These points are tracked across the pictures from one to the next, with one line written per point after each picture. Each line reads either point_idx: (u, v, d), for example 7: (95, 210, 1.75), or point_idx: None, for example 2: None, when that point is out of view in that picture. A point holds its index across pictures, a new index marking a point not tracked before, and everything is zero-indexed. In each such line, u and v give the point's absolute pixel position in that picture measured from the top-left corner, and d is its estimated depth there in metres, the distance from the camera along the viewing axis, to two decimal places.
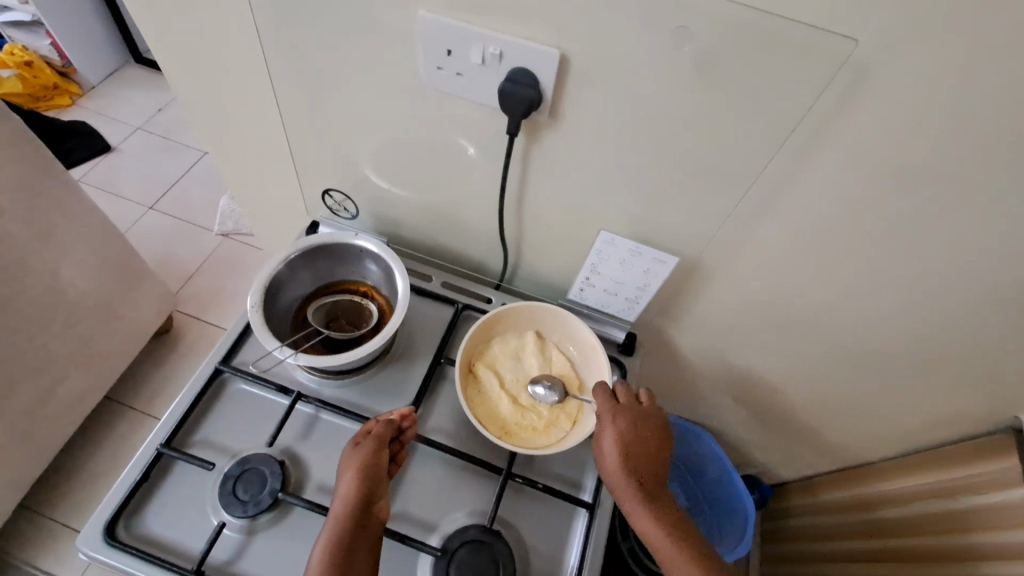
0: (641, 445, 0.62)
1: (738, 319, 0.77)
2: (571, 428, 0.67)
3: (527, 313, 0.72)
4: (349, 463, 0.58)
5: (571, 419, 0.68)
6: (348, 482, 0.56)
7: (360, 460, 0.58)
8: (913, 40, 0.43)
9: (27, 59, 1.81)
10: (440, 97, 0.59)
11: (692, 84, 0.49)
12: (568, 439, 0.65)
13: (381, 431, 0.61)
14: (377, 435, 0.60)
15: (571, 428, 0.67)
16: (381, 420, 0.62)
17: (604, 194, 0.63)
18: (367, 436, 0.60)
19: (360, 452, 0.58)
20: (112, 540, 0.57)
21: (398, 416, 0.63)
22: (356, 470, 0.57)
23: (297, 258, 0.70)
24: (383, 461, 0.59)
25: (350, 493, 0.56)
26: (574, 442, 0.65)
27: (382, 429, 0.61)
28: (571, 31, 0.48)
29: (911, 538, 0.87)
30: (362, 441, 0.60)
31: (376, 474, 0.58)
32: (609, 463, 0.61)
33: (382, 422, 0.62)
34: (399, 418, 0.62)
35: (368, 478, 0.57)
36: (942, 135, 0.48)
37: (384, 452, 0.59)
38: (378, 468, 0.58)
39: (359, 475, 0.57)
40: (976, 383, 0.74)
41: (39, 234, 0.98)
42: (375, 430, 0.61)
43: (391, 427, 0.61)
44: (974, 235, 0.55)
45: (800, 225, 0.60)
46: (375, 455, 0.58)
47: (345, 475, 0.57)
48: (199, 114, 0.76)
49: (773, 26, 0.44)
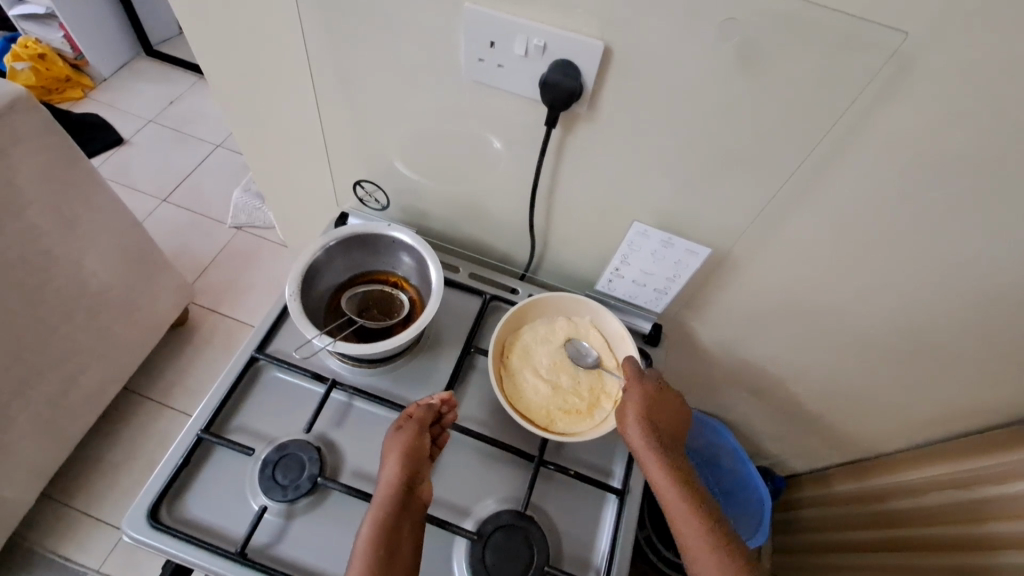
0: (664, 414, 0.65)
1: (761, 312, 0.78)
2: (614, 407, 0.68)
3: (555, 303, 0.74)
4: (392, 446, 0.59)
5: (612, 398, 0.69)
6: (392, 464, 0.58)
7: (402, 444, 0.59)
8: (963, 35, 0.43)
9: (40, 51, 1.82)
10: (478, 90, 0.60)
11: (737, 75, 0.50)
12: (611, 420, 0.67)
13: (421, 415, 0.62)
14: (418, 419, 0.61)
15: (614, 407, 0.69)
16: (421, 404, 0.63)
17: (636, 187, 0.64)
18: (408, 419, 0.61)
19: (402, 436, 0.60)
20: (156, 522, 0.58)
21: (439, 400, 0.63)
22: (399, 452, 0.58)
23: (335, 246, 0.71)
24: (424, 445, 0.60)
25: (393, 475, 0.57)
26: (619, 421, 0.66)
27: (423, 413, 0.62)
28: (616, 24, 0.49)
29: (922, 528, 0.89)
30: (404, 425, 0.61)
31: (418, 457, 0.59)
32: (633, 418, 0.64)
33: (423, 406, 0.63)
34: (440, 402, 0.63)
35: (410, 461, 0.58)
36: (985, 131, 0.48)
37: (425, 436, 0.60)
38: (420, 452, 0.59)
39: (402, 458, 0.58)
40: (1000, 379, 0.75)
41: (64, 224, 0.99)
42: (416, 414, 0.62)
43: (432, 411, 0.62)
44: (1007, 233, 0.56)
45: (833, 220, 0.61)
46: (416, 439, 0.60)
47: (389, 457, 0.58)
48: (234, 104, 0.77)
49: (821, 18, 0.45)
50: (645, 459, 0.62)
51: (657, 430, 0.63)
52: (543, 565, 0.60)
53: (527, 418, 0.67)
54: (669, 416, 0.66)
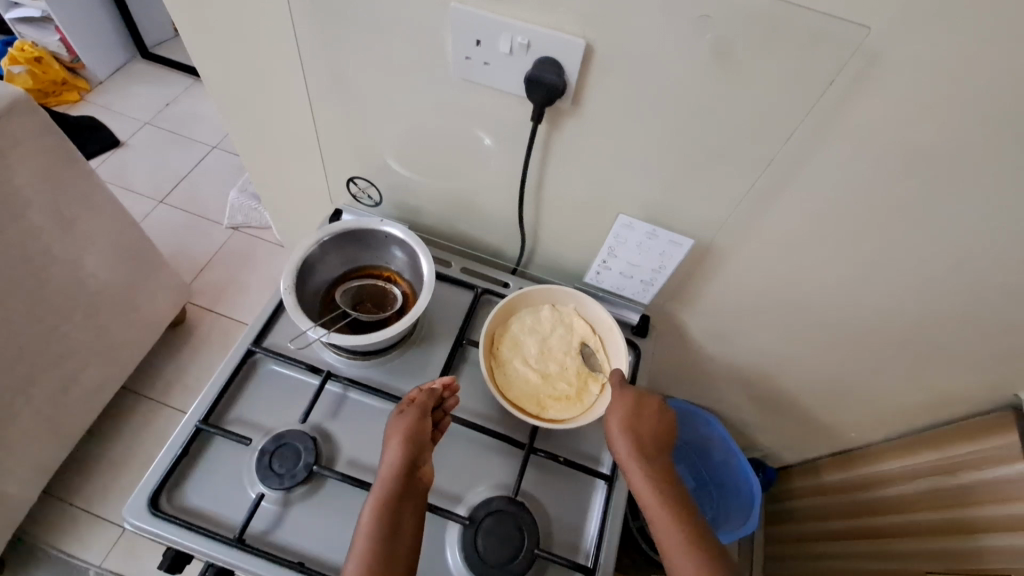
0: (648, 424, 0.66)
1: (746, 304, 0.80)
2: (601, 392, 0.71)
3: (543, 295, 0.76)
4: (395, 430, 0.61)
5: (599, 383, 0.71)
6: (395, 448, 0.59)
7: (404, 427, 0.60)
8: (925, 30, 0.45)
9: (37, 55, 1.82)
10: (466, 87, 0.62)
11: (712, 71, 0.52)
12: (598, 407, 0.69)
13: (424, 400, 0.63)
14: (420, 404, 0.63)
15: (601, 391, 0.71)
16: (424, 390, 0.64)
17: (622, 181, 0.66)
18: (410, 404, 0.63)
19: (405, 420, 0.61)
20: (156, 510, 0.60)
21: (441, 386, 0.65)
22: (402, 436, 0.60)
23: (329, 241, 0.73)
24: (426, 429, 0.61)
25: (396, 458, 0.58)
26: (606, 407, 0.69)
27: (426, 398, 0.63)
28: (596, 23, 0.51)
29: (911, 514, 0.90)
30: (407, 409, 0.62)
31: (420, 441, 0.60)
32: (615, 419, 0.65)
33: (426, 391, 0.64)
34: (442, 388, 0.65)
35: (412, 444, 0.59)
36: (950, 122, 0.51)
37: (427, 420, 0.62)
38: (421, 435, 0.61)
39: (405, 442, 0.59)
40: (978, 366, 0.77)
41: (63, 223, 1.01)
42: (418, 399, 0.63)
43: (434, 397, 0.64)
44: (978, 221, 0.58)
45: (810, 211, 0.63)
46: (418, 423, 0.61)
47: (392, 440, 0.60)
48: (229, 104, 0.79)
49: (790, 15, 0.47)
50: (625, 461, 0.63)
51: (637, 432, 0.65)
52: (533, 548, 0.62)
53: (519, 407, 0.69)
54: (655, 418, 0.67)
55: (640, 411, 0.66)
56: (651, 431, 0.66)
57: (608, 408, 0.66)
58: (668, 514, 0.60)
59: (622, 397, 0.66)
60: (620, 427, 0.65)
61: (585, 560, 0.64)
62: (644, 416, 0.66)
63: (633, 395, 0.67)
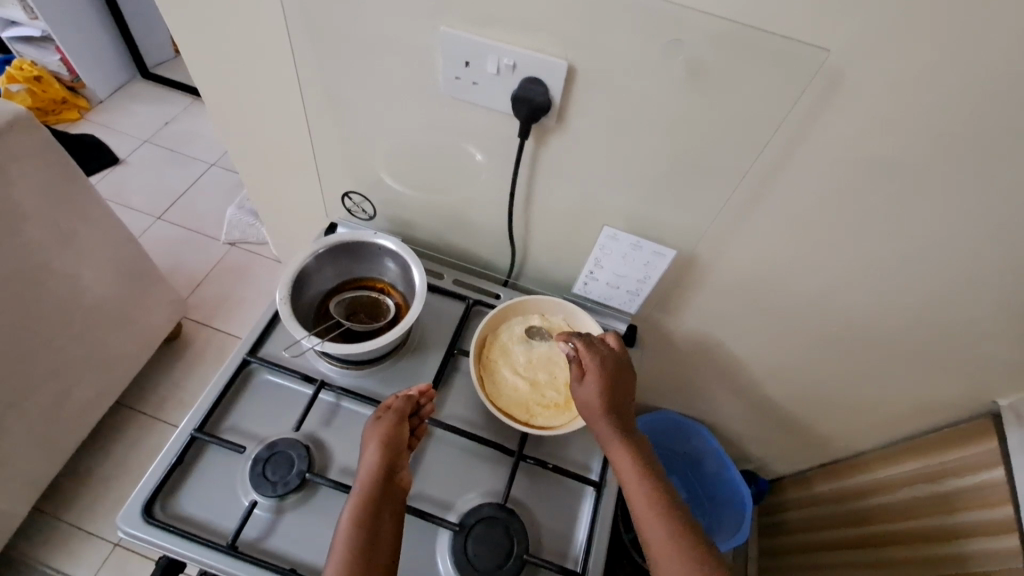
0: (623, 400, 0.66)
1: (731, 313, 0.82)
2: None
3: (531, 306, 0.78)
4: (371, 436, 0.62)
5: None
6: (372, 453, 0.60)
7: (381, 433, 0.62)
8: (882, 53, 0.48)
9: (36, 74, 1.86)
10: (456, 105, 0.64)
11: (687, 89, 0.55)
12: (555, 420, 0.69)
13: (400, 405, 0.65)
14: (397, 409, 0.64)
15: None
16: (400, 396, 0.66)
17: (606, 195, 0.68)
18: (387, 410, 0.64)
19: (381, 426, 0.62)
20: (150, 517, 0.61)
21: (417, 392, 0.67)
22: (378, 441, 0.61)
23: (324, 253, 0.75)
24: (403, 433, 0.63)
25: (373, 463, 0.59)
26: None
27: (402, 404, 0.65)
28: (576, 45, 0.54)
29: (900, 521, 0.92)
30: (383, 415, 0.64)
31: (396, 445, 0.61)
32: (592, 392, 0.64)
33: (402, 397, 0.66)
34: (418, 393, 0.67)
35: (389, 448, 0.61)
36: (911, 138, 0.54)
37: (404, 425, 0.63)
38: (399, 440, 0.62)
39: (382, 446, 0.61)
40: (957, 374, 0.79)
41: (61, 238, 1.02)
42: (395, 404, 0.65)
43: (410, 402, 0.65)
44: (944, 232, 0.61)
45: (787, 224, 0.66)
46: (395, 428, 0.62)
47: (369, 446, 0.61)
48: (227, 121, 0.81)
49: (757, 39, 0.50)
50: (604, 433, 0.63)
51: (612, 400, 0.64)
52: (523, 553, 0.63)
53: (509, 415, 0.70)
54: (626, 391, 0.66)
55: (618, 383, 0.66)
56: (625, 404, 0.65)
57: (585, 379, 0.65)
58: (642, 480, 0.60)
59: (599, 370, 0.65)
60: (599, 399, 0.64)
61: (574, 565, 0.65)
62: (621, 389, 0.66)
63: (611, 365, 0.66)
